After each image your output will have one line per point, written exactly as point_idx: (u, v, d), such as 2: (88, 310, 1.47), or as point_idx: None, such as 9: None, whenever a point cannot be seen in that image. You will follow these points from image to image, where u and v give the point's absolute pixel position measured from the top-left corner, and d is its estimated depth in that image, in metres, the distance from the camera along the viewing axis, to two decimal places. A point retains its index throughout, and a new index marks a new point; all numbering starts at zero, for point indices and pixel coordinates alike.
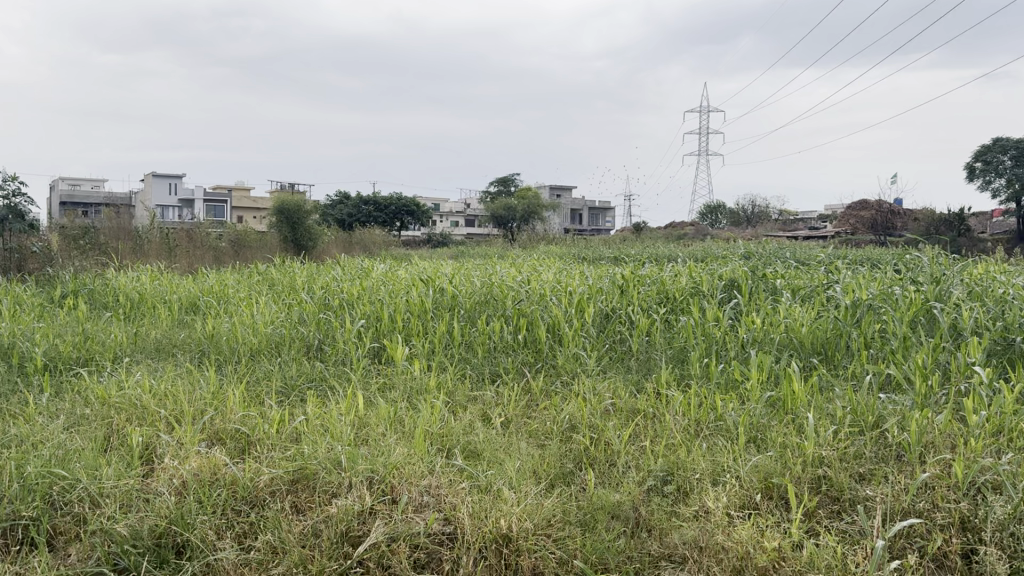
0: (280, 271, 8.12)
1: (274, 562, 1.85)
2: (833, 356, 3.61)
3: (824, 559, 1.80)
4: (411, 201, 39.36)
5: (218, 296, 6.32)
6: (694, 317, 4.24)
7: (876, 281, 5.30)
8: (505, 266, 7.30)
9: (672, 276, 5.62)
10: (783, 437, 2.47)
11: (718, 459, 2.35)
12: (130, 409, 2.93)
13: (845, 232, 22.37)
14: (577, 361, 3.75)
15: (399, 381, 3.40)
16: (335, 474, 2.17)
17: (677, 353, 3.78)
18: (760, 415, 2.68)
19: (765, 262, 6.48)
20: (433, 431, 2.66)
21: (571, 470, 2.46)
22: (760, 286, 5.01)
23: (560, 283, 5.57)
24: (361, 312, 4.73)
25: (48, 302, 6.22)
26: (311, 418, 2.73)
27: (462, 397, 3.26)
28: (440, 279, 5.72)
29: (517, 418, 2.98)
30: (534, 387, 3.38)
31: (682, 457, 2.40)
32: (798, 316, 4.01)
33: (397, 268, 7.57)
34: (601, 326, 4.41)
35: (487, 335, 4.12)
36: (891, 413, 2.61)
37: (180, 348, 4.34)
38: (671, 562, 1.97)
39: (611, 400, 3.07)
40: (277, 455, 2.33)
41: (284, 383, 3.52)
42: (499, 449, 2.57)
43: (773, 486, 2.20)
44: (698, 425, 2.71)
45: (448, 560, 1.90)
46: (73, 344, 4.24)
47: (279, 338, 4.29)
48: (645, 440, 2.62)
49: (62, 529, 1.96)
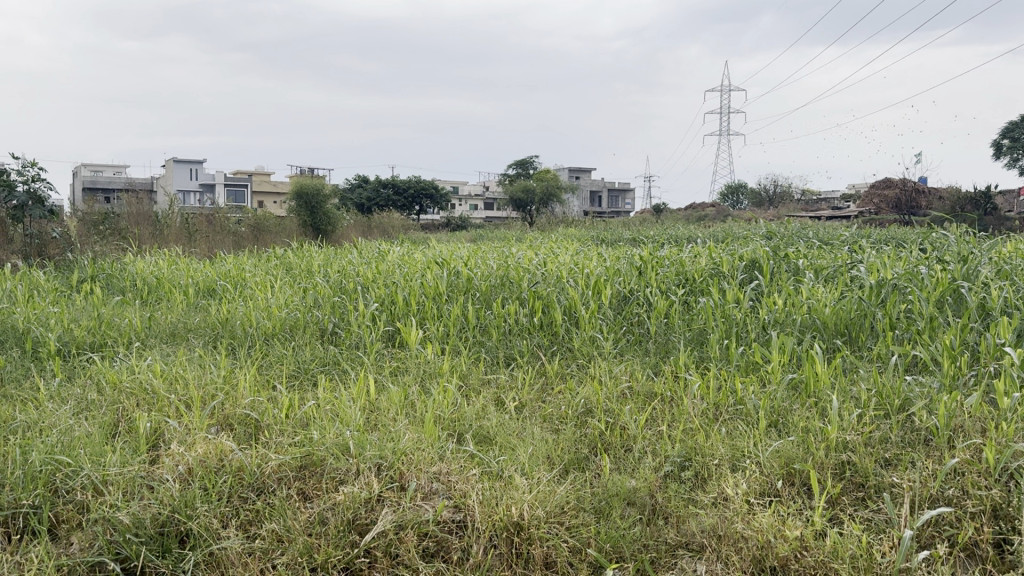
0: (298, 254, 8.11)
1: (279, 551, 1.80)
2: (858, 338, 3.52)
3: (848, 548, 1.73)
4: (430, 183, 39.26)
5: (235, 280, 6.30)
6: (714, 298, 4.14)
7: (901, 260, 5.17)
8: (522, 248, 7.23)
9: (691, 257, 5.53)
10: (804, 420, 2.38)
11: (738, 443, 2.28)
12: (140, 395, 2.90)
13: (869, 211, 21.96)
14: (593, 344, 3.69)
15: (412, 365, 3.35)
16: (344, 460, 2.11)
17: (696, 336, 3.71)
18: (782, 398, 2.60)
19: (786, 242, 6.35)
20: (444, 416, 2.60)
21: (586, 456, 2.40)
22: (782, 267, 4.90)
23: (577, 264, 5.50)
24: (375, 295, 4.68)
25: (66, 287, 6.23)
26: (321, 402, 2.68)
27: (476, 380, 3.21)
28: (456, 262, 5.65)
29: (531, 402, 2.92)
30: (549, 370, 3.31)
31: (700, 442, 2.32)
32: (822, 296, 3.91)
33: (413, 251, 7.51)
34: (618, 309, 4.34)
35: (502, 318, 4.06)
36: (918, 396, 2.52)
37: (195, 332, 4.32)
38: (688, 551, 1.91)
39: (628, 383, 3.00)
40: (285, 440, 2.28)
41: (297, 367, 3.48)
42: (511, 434, 2.52)
43: (795, 472, 2.12)
44: (717, 409, 2.63)
45: (457, 548, 1.84)
46: (88, 329, 4.23)
47: (292, 322, 4.25)
48: (663, 425, 2.54)
49: (64, 517, 1.92)
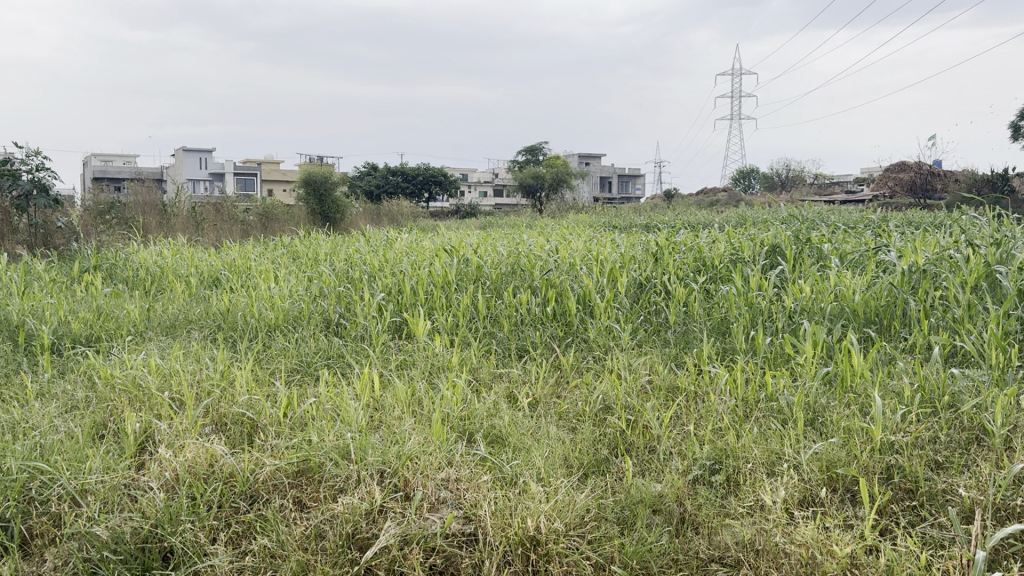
0: (304, 242, 7.93)
1: (271, 571, 1.64)
2: (890, 327, 3.33)
3: (905, 568, 1.55)
4: (439, 170, 39.04)
5: (239, 269, 6.14)
6: (736, 284, 3.95)
7: (929, 244, 4.95)
8: (533, 235, 7.02)
9: (709, 242, 5.33)
10: (844, 419, 2.19)
11: (774, 445, 2.10)
12: (131, 392, 2.74)
13: (884, 194, 21.59)
14: (610, 334, 3.51)
15: (420, 359, 3.18)
16: (343, 466, 1.93)
17: (718, 326, 3.52)
18: (818, 392, 2.41)
19: (808, 227, 6.13)
20: (453, 414, 2.42)
21: (606, 458, 2.22)
22: (805, 252, 4.69)
23: (591, 250, 5.30)
24: (382, 284, 4.51)
25: (68, 278, 6.09)
26: (321, 399, 2.51)
27: (487, 374, 3.04)
28: (465, 250, 5.47)
29: (546, 398, 2.74)
30: (564, 363, 3.13)
31: (731, 443, 2.14)
32: (850, 282, 3.71)
33: (420, 239, 7.33)
34: (635, 297, 4.15)
35: (514, 307, 3.88)
36: (966, 391, 2.33)
37: (195, 323, 4.17)
38: (723, 565, 1.73)
39: (648, 377, 2.82)
40: (282, 442, 2.11)
41: (299, 360, 3.32)
42: (526, 434, 2.35)
43: (837, 477, 1.94)
44: (747, 406, 2.44)
45: (467, 566, 1.66)
46: (85, 322, 4.08)
47: (296, 313, 4.09)
48: (689, 423, 2.35)
49: (37, 531, 1.77)
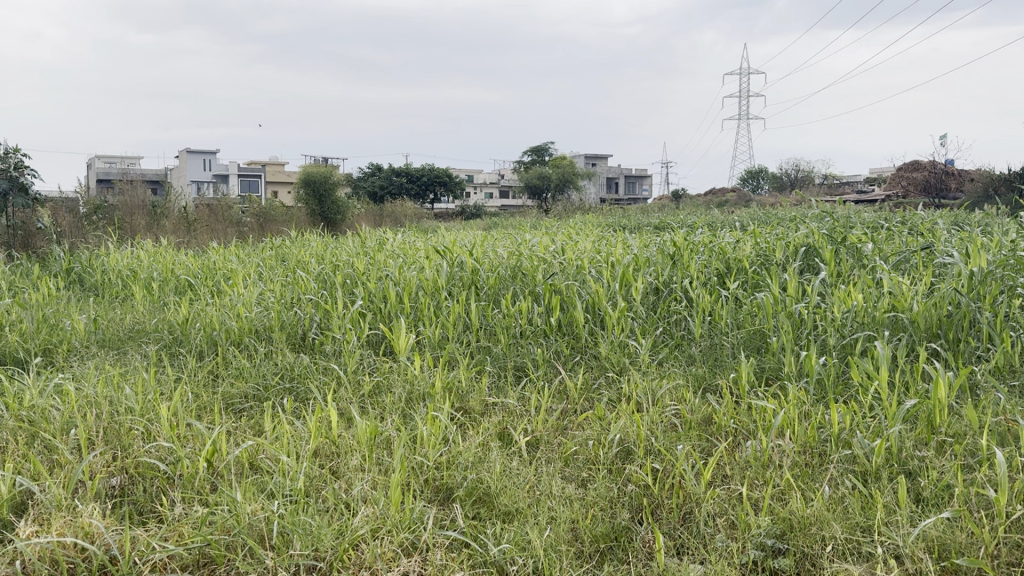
0: (295, 244, 7.38)
1: None
2: (961, 345, 2.76)
3: None
4: (444, 169, 38.38)
5: (216, 273, 5.56)
6: (771, 289, 3.36)
7: (984, 244, 4.36)
8: (537, 236, 6.41)
9: (733, 242, 4.75)
10: (948, 482, 1.64)
11: (855, 518, 1.55)
12: (33, 431, 2.19)
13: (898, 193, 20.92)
14: (625, 350, 2.95)
15: (397, 383, 2.62)
16: (260, 556, 1.38)
17: (752, 340, 2.95)
18: (902, 438, 1.84)
19: (842, 225, 5.52)
20: (426, 463, 1.86)
21: (626, 526, 1.66)
22: (846, 254, 4.10)
23: (600, 252, 4.72)
24: (365, 291, 3.94)
25: (30, 284, 5.52)
26: (260, 444, 1.95)
27: (478, 402, 2.48)
28: (459, 251, 4.91)
29: (548, 435, 2.18)
30: (571, 389, 2.56)
31: (798, 512, 1.58)
32: (907, 286, 3.14)
33: (417, 240, 6.76)
34: (652, 305, 3.58)
35: (512, 317, 3.30)
36: None
37: (150, 334, 3.61)
38: None
39: (676, 408, 2.25)
40: (189, 512, 1.57)
41: (256, 382, 2.77)
42: (520, 491, 1.79)
43: (953, 570, 1.39)
44: (808, 454, 1.87)
45: None
46: (23, 336, 3.52)
47: (264, 324, 3.52)
48: (735, 477, 1.79)
49: None
